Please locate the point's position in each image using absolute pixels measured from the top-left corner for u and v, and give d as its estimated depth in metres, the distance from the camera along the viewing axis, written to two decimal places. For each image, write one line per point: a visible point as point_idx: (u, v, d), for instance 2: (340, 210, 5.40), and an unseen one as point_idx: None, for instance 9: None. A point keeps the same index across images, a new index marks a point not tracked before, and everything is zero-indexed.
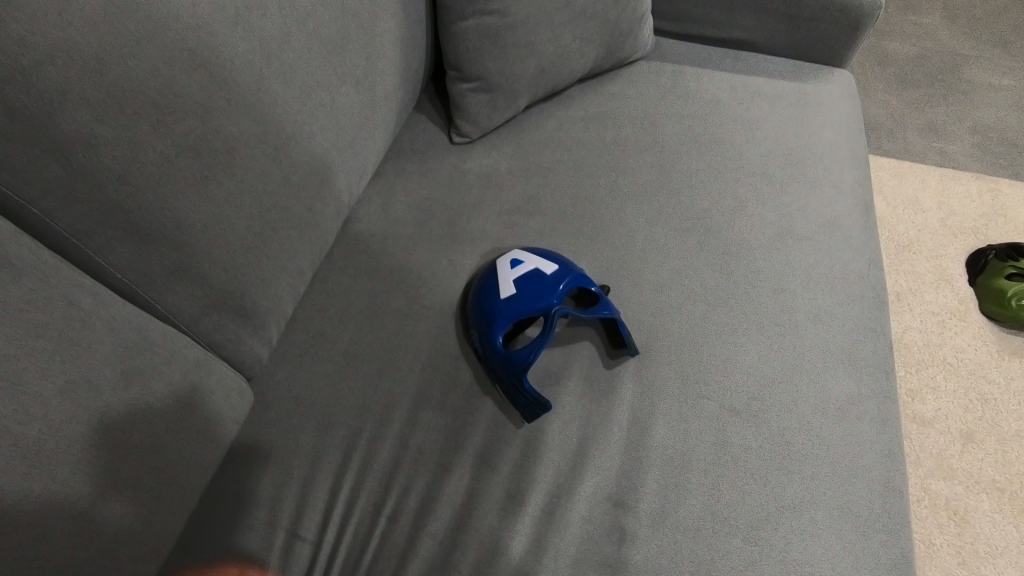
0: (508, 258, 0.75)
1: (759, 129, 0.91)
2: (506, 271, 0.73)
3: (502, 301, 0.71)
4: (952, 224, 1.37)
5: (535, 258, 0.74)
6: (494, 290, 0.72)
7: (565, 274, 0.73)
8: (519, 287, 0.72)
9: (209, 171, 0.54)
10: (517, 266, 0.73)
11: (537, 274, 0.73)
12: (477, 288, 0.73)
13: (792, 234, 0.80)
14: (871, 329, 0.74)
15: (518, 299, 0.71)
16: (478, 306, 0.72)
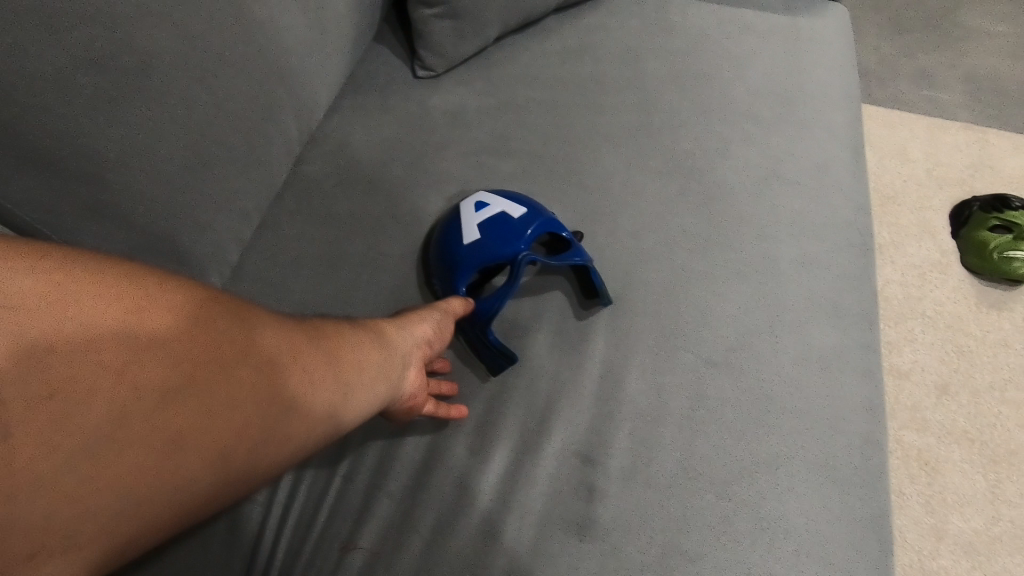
0: (473, 200, 0.69)
1: (747, 65, 0.85)
2: (471, 216, 0.68)
3: (465, 250, 0.66)
4: (939, 175, 1.33)
5: (502, 200, 0.69)
6: (456, 236, 0.67)
7: (534, 218, 0.68)
8: (483, 232, 0.67)
9: (118, 93, 0.48)
10: (482, 210, 0.68)
11: (504, 218, 0.67)
12: (440, 234, 0.68)
13: (777, 178, 0.75)
14: (855, 277, 0.70)
15: (483, 247, 0.66)
16: (441, 256, 0.67)
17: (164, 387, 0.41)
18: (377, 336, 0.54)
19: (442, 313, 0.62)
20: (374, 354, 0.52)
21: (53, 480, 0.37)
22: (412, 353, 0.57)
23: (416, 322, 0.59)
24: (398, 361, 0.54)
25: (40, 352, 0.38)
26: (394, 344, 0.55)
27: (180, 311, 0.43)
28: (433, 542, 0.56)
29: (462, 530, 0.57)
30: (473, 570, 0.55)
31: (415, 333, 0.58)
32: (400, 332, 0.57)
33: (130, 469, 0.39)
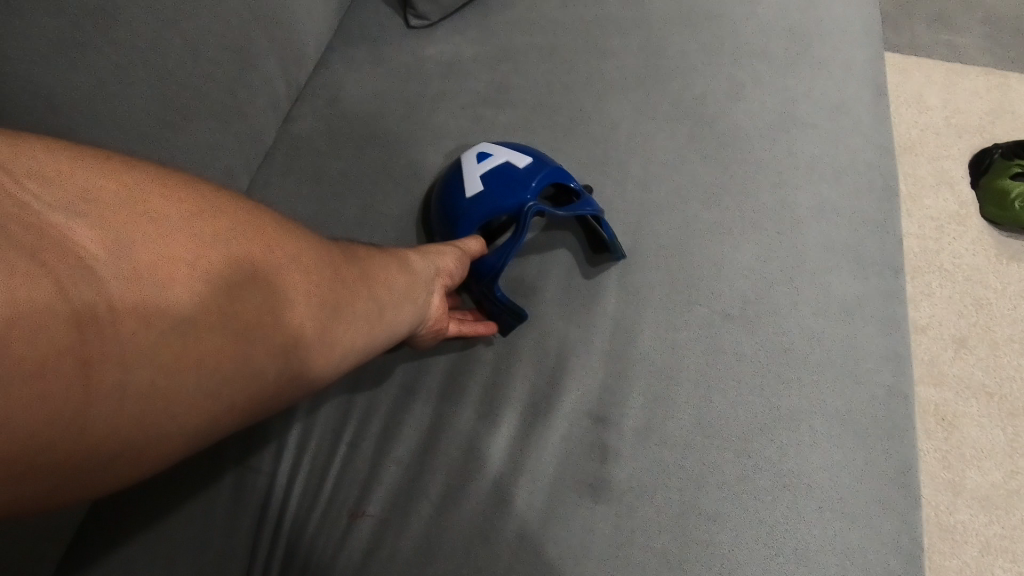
0: (474, 151, 0.66)
1: (761, 3, 0.79)
2: (472, 166, 0.64)
3: (468, 202, 0.63)
4: (958, 122, 1.28)
5: (506, 150, 0.65)
6: (458, 189, 0.64)
7: (540, 168, 0.64)
8: (486, 183, 0.64)
9: (84, 37, 0.45)
10: (485, 160, 0.65)
11: (507, 168, 0.64)
12: (441, 188, 0.66)
13: (794, 121, 0.71)
14: (880, 223, 0.66)
15: (486, 200, 0.63)
16: (443, 210, 0.64)
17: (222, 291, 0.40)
18: (406, 260, 0.55)
19: (462, 249, 0.60)
20: (402, 275, 0.53)
21: (124, 379, 0.35)
22: (438, 279, 0.58)
23: (441, 250, 0.59)
24: (426, 285, 0.55)
25: (105, 247, 0.36)
26: (422, 269, 0.56)
27: (227, 221, 0.43)
28: (443, 507, 0.55)
29: (472, 494, 0.55)
30: (485, 534, 0.54)
31: (442, 260, 0.58)
32: (427, 258, 0.57)
33: (194, 370, 0.38)
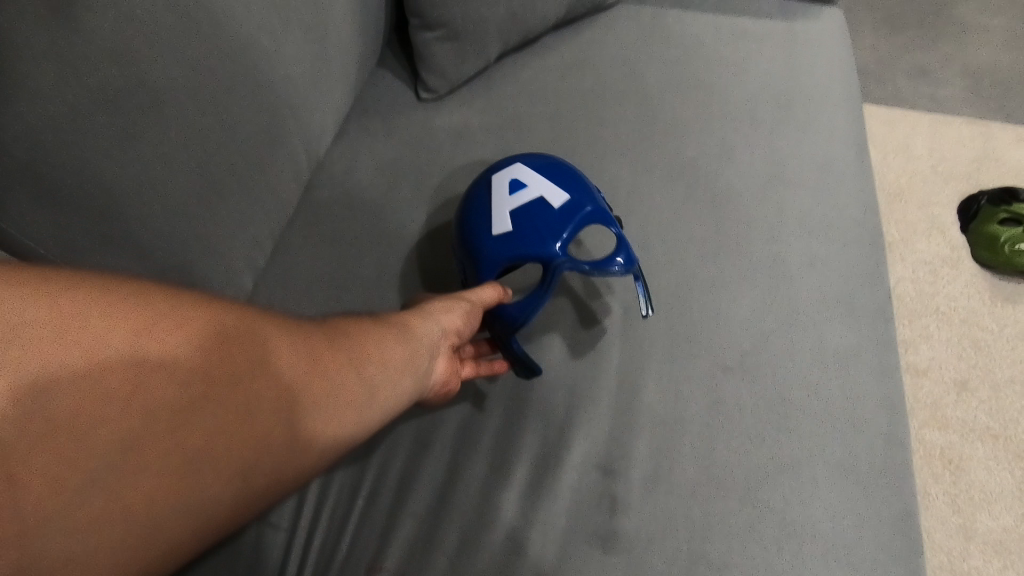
0: (510, 179, 0.66)
1: (747, 72, 0.86)
2: (505, 199, 0.65)
3: (496, 240, 0.64)
4: (944, 170, 1.33)
5: (543, 182, 0.65)
6: (487, 226, 0.65)
7: (575, 208, 0.64)
8: (516, 223, 0.64)
9: (134, 128, 0.49)
10: (518, 192, 0.65)
11: (540, 206, 0.64)
12: (469, 213, 0.67)
13: (784, 180, 0.76)
14: (869, 275, 0.70)
15: (514, 240, 0.64)
16: (469, 240, 0.66)
17: (210, 398, 0.43)
18: (403, 331, 0.56)
19: (470, 305, 0.61)
20: (399, 349, 0.55)
21: (54, 541, 0.37)
22: (439, 345, 0.59)
23: (443, 313, 0.59)
24: (425, 355, 0.57)
25: (100, 378, 0.40)
26: (421, 338, 0.57)
27: (216, 324, 0.45)
28: (458, 560, 0.56)
29: (485, 547, 0.57)
30: None
31: (442, 326, 0.59)
32: (426, 326, 0.58)
33: (189, 479, 0.42)
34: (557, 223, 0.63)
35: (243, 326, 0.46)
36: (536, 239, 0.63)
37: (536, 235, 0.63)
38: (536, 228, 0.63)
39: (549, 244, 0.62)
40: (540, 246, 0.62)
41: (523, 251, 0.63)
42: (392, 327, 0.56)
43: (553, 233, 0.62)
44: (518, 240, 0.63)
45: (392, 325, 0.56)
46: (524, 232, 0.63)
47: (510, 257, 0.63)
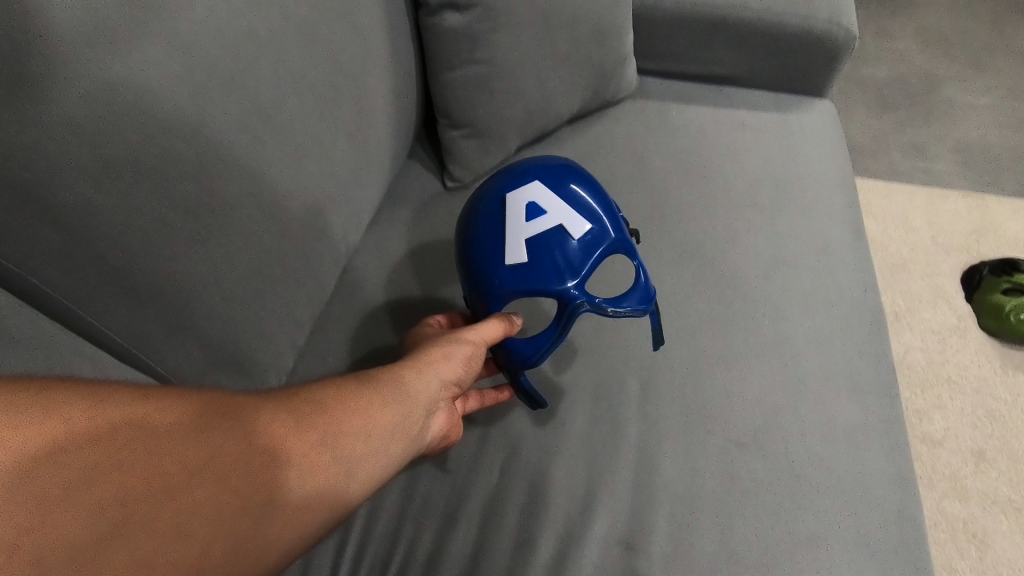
0: (528, 203, 0.65)
1: (746, 160, 0.93)
2: (522, 224, 0.64)
3: (509, 271, 0.64)
4: (945, 240, 1.37)
5: (563, 211, 0.65)
6: (501, 254, 0.64)
7: (595, 241, 0.65)
8: (531, 255, 0.64)
9: (205, 230, 0.53)
10: (537, 219, 0.64)
11: (560, 237, 0.64)
12: (482, 234, 0.66)
13: (787, 261, 0.81)
14: (872, 352, 0.74)
15: (529, 272, 0.64)
16: (480, 264, 0.66)
17: (207, 483, 0.40)
18: (398, 387, 0.56)
19: (472, 346, 0.63)
20: (394, 406, 0.55)
21: None
22: (437, 396, 0.60)
23: (440, 363, 0.61)
24: (422, 409, 0.57)
25: (108, 463, 0.37)
26: (418, 392, 0.58)
27: (207, 398, 0.44)
28: None
29: None
30: None
31: (439, 377, 0.60)
32: (421, 379, 0.59)
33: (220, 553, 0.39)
34: (578, 259, 0.64)
35: (227, 403, 0.45)
36: (554, 274, 0.63)
37: (554, 269, 0.63)
38: (554, 262, 0.63)
39: (569, 282, 0.63)
40: (560, 283, 0.63)
41: (540, 285, 0.64)
42: (389, 377, 0.57)
43: (573, 269, 0.63)
44: (534, 272, 0.64)
45: (388, 374, 0.57)
46: (541, 264, 0.63)
47: (524, 288, 0.64)
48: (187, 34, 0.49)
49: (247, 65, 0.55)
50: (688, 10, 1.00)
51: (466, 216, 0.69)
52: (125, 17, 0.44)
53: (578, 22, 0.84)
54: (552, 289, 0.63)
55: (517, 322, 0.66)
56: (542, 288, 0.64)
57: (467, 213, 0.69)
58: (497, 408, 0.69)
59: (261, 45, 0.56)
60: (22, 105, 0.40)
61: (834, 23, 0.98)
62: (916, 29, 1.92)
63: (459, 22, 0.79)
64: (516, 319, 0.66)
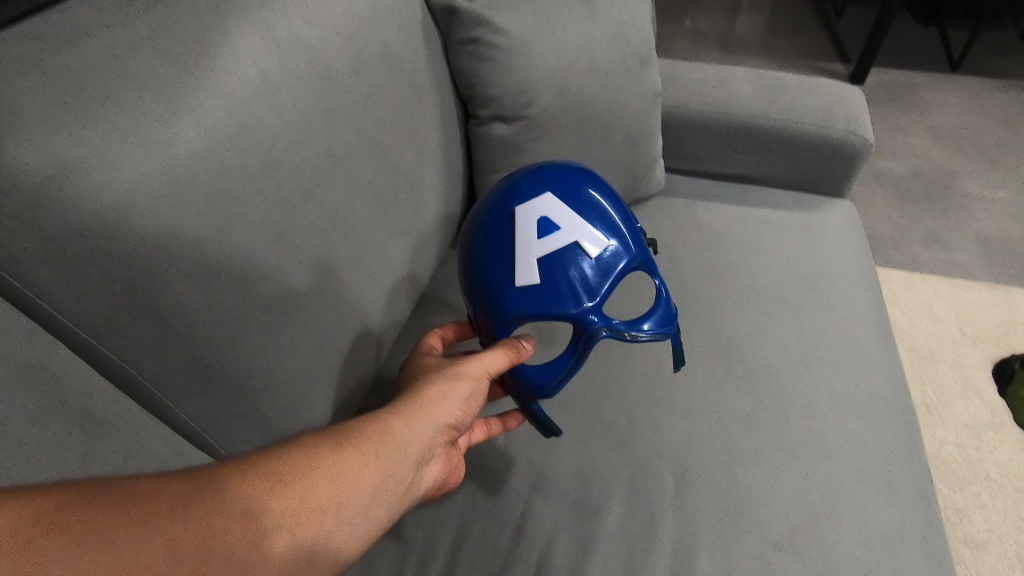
0: (540, 218, 0.60)
1: (772, 256, 0.97)
2: (533, 243, 0.59)
3: (519, 294, 0.59)
4: (972, 332, 1.37)
5: (578, 226, 0.60)
6: (511, 275, 0.60)
7: (615, 258, 0.60)
8: (544, 277, 0.59)
9: (279, 323, 0.58)
10: (550, 235, 0.59)
11: (577, 256, 0.59)
12: (490, 251, 0.61)
13: (816, 358, 0.83)
14: (907, 453, 0.75)
15: (541, 295, 0.59)
16: (489, 285, 0.61)
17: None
18: (387, 439, 0.51)
19: (472, 383, 0.58)
20: (382, 462, 0.50)
21: None
22: (431, 443, 0.55)
23: (434, 407, 0.56)
24: (414, 460, 0.53)
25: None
26: (410, 442, 0.53)
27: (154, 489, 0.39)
28: None
29: None
30: None
31: (433, 423, 0.55)
32: (415, 427, 0.54)
33: None
34: (597, 280, 0.59)
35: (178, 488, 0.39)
36: (570, 297, 0.58)
37: (568, 291, 0.58)
38: (570, 283, 0.58)
39: (586, 306, 0.59)
40: (577, 307, 0.59)
41: (554, 309, 0.59)
42: (382, 422, 0.52)
43: (591, 291, 0.59)
44: (547, 294, 0.59)
45: (381, 420, 0.52)
46: (556, 286, 0.59)
47: (537, 312, 0.59)
48: (277, 154, 0.56)
49: (324, 179, 0.62)
50: (712, 118, 1.08)
51: (473, 230, 0.64)
52: (234, 144, 0.52)
53: (613, 132, 0.92)
54: (568, 313, 0.59)
55: (527, 346, 0.61)
56: (556, 312, 0.59)
57: (471, 227, 0.64)
58: (533, 498, 0.71)
59: (337, 160, 0.63)
60: (149, 221, 0.46)
61: (851, 132, 1.04)
62: (930, 126, 2.01)
63: (504, 132, 0.87)
64: (524, 343, 0.61)
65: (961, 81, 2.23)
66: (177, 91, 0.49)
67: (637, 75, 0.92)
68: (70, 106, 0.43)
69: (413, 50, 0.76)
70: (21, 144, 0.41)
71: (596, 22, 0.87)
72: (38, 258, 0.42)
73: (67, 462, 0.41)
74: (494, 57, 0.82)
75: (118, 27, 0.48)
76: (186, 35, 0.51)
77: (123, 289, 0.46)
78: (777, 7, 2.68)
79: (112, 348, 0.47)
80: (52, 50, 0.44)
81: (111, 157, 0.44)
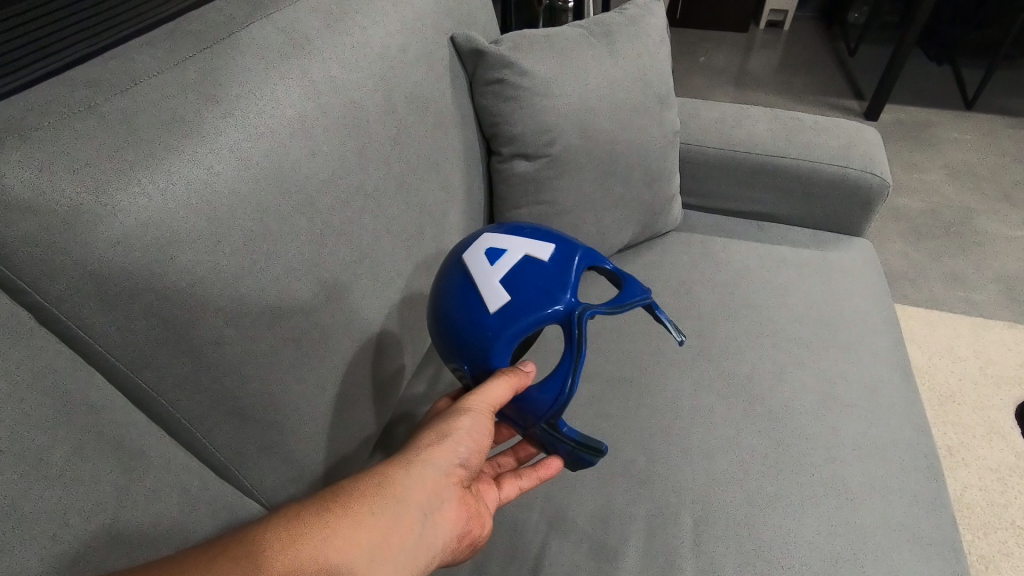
0: (486, 250, 0.59)
1: (790, 295, 0.97)
2: (490, 270, 0.58)
3: (496, 314, 0.56)
4: (994, 372, 1.34)
5: (521, 240, 0.60)
6: (480, 304, 0.57)
7: (564, 253, 0.60)
8: (510, 290, 0.56)
9: (307, 357, 0.59)
10: (501, 257, 0.58)
11: (531, 262, 0.58)
12: (454, 301, 0.59)
13: (836, 400, 0.83)
14: (930, 501, 0.74)
15: (515, 306, 0.56)
16: (466, 329, 0.57)
17: None
18: (381, 494, 0.49)
19: (474, 417, 0.55)
20: (379, 520, 0.47)
21: None
22: (437, 487, 0.52)
23: (431, 451, 0.53)
24: (417, 511, 0.49)
25: None
26: (409, 492, 0.50)
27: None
28: None
29: None
30: None
31: (434, 468, 0.52)
32: (411, 475, 0.51)
33: None
34: (557, 275, 0.58)
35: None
36: (543, 297, 0.56)
37: (539, 293, 0.56)
38: (538, 285, 0.56)
39: (560, 298, 0.56)
40: (552, 303, 0.56)
41: (534, 315, 0.56)
42: (371, 476, 0.50)
43: (559, 285, 0.57)
44: (522, 305, 0.56)
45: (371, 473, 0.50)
46: (527, 291, 0.56)
47: (521, 325, 0.56)
48: (311, 193, 0.58)
49: (354, 215, 0.63)
50: (730, 157, 1.10)
51: (432, 300, 0.62)
52: (271, 183, 0.54)
53: (632, 171, 0.93)
54: (547, 314, 0.56)
55: (528, 369, 0.57)
56: (537, 316, 0.56)
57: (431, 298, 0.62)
58: (550, 537, 0.70)
59: (368, 198, 0.65)
60: (189, 258, 0.48)
61: (869, 172, 1.05)
62: (946, 164, 2.01)
63: (526, 169, 0.89)
64: (526, 366, 0.58)
65: (977, 119, 2.24)
66: (221, 134, 0.51)
67: (657, 115, 0.94)
68: (122, 148, 0.45)
69: (441, 91, 0.79)
70: (75, 184, 0.43)
71: (618, 65, 0.89)
72: (83, 293, 0.44)
73: (103, 495, 0.42)
74: (518, 97, 0.85)
75: (167, 74, 0.51)
76: (231, 79, 0.53)
77: (159, 323, 0.47)
78: (791, 46, 2.73)
79: (147, 381, 0.49)
80: (107, 96, 0.47)
81: (156, 196, 0.46)
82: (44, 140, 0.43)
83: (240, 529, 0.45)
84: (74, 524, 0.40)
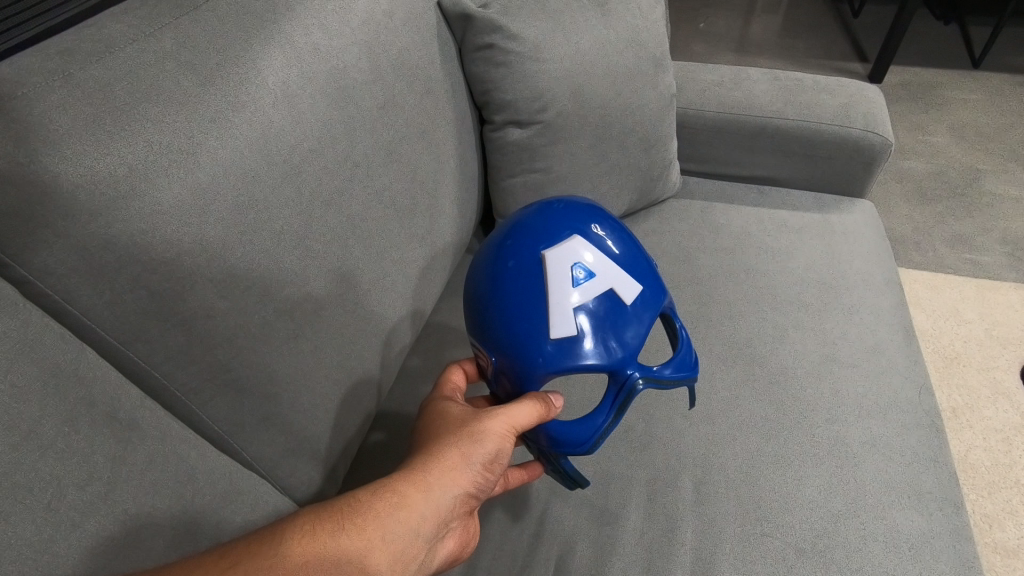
0: (573, 263, 0.53)
1: (791, 258, 0.96)
2: (569, 292, 0.52)
3: (555, 348, 0.53)
4: (1000, 334, 1.33)
5: (614, 271, 0.54)
6: (546, 328, 0.52)
7: (648, 306, 0.55)
8: (582, 329, 0.52)
9: (300, 329, 0.59)
10: (585, 282, 0.53)
11: (612, 306, 0.53)
12: (514, 299, 0.54)
13: (837, 361, 0.82)
14: (930, 457, 0.74)
15: (578, 347, 0.53)
16: (520, 337, 0.53)
17: None
18: (398, 515, 0.49)
19: (497, 442, 0.54)
20: (393, 544, 0.48)
21: None
22: (449, 513, 0.52)
23: (452, 474, 0.52)
24: (425, 535, 0.50)
25: None
26: (424, 516, 0.50)
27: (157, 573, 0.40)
28: None
29: None
30: None
31: (450, 492, 0.52)
32: (430, 499, 0.51)
33: None
34: (632, 330, 0.54)
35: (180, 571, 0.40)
36: (610, 351, 0.53)
37: (606, 341, 0.53)
38: (609, 336, 0.53)
39: (627, 360, 0.54)
40: (617, 359, 0.54)
41: (594, 365, 0.53)
42: (389, 492, 0.50)
43: (630, 344, 0.54)
44: (583, 347, 0.53)
45: (388, 490, 0.50)
46: (594, 339, 0.53)
47: (574, 368, 0.53)
48: (298, 162, 0.57)
49: (343, 185, 0.63)
50: (728, 120, 1.07)
51: (488, 269, 0.56)
52: (256, 152, 0.53)
53: (628, 135, 0.92)
54: (606, 367, 0.53)
55: (557, 402, 0.57)
56: (593, 365, 0.53)
57: (489, 265, 0.56)
58: (552, 501, 0.71)
59: (357, 166, 0.64)
60: (175, 229, 0.47)
61: (871, 132, 1.03)
62: (952, 124, 1.98)
63: (520, 136, 0.88)
64: (554, 398, 0.56)
65: (984, 79, 2.19)
66: (200, 102, 0.49)
67: (652, 77, 0.92)
68: (97, 116, 0.44)
69: (430, 58, 0.77)
70: (50, 154, 0.42)
71: (610, 26, 0.87)
72: (68, 265, 0.44)
73: (98, 465, 0.42)
74: (509, 62, 0.83)
75: (142, 41, 0.49)
76: (209, 46, 0.52)
77: (148, 296, 0.47)
78: (792, 9, 2.66)
79: (140, 356, 0.49)
80: (82, 64, 0.46)
81: (135, 165, 0.45)
82: (18, 110, 0.42)
83: (253, 536, 0.44)
84: (67, 490, 0.40)
